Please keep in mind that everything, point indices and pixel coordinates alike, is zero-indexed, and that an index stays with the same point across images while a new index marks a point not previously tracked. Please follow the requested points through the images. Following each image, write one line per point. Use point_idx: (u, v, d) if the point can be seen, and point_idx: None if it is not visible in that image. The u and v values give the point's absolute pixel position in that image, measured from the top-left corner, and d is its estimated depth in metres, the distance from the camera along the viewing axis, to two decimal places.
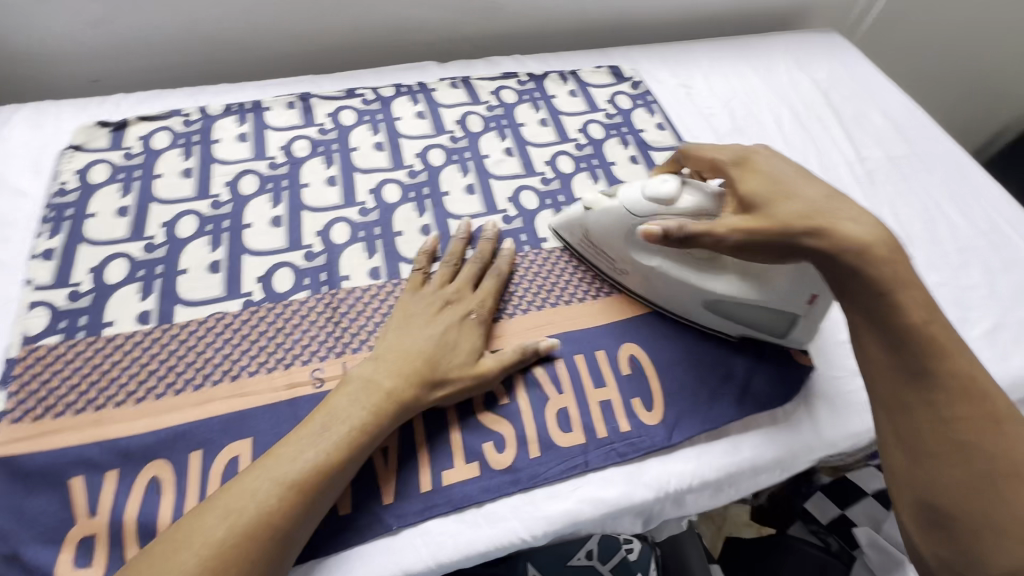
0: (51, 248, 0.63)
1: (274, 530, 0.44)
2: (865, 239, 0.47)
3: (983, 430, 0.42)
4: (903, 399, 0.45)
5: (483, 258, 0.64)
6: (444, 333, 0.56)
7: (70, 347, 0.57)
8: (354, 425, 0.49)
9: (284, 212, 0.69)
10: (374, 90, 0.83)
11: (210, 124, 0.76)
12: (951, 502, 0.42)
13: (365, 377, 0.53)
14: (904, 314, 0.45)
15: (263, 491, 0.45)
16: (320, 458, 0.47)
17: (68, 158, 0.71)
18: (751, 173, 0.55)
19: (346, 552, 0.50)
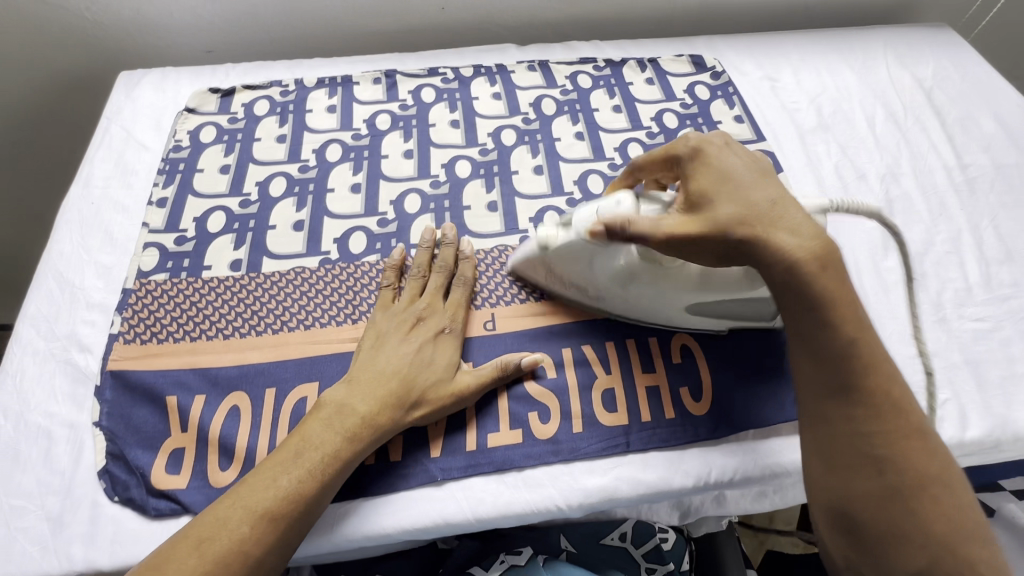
0: (164, 197, 0.71)
1: (250, 558, 0.45)
2: (796, 250, 0.44)
3: (896, 442, 0.43)
4: (824, 414, 0.45)
5: (448, 266, 0.63)
6: (419, 352, 0.56)
7: (174, 285, 0.64)
8: (326, 450, 0.51)
9: (363, 180, 0.74)
10: (454, 70, 0.86)
11: (304, 95, 0.83)
12: (864, 510, 0.43)
13: (342, 396, 0.54)
14: (831, 329, 0.44)
15: (235, 523, 0.46)
16: (293, 484, 0.49)
17: (184, 119, 0.79)
18: (705, 167, 0.50)
19: (395, 494, 0.55)
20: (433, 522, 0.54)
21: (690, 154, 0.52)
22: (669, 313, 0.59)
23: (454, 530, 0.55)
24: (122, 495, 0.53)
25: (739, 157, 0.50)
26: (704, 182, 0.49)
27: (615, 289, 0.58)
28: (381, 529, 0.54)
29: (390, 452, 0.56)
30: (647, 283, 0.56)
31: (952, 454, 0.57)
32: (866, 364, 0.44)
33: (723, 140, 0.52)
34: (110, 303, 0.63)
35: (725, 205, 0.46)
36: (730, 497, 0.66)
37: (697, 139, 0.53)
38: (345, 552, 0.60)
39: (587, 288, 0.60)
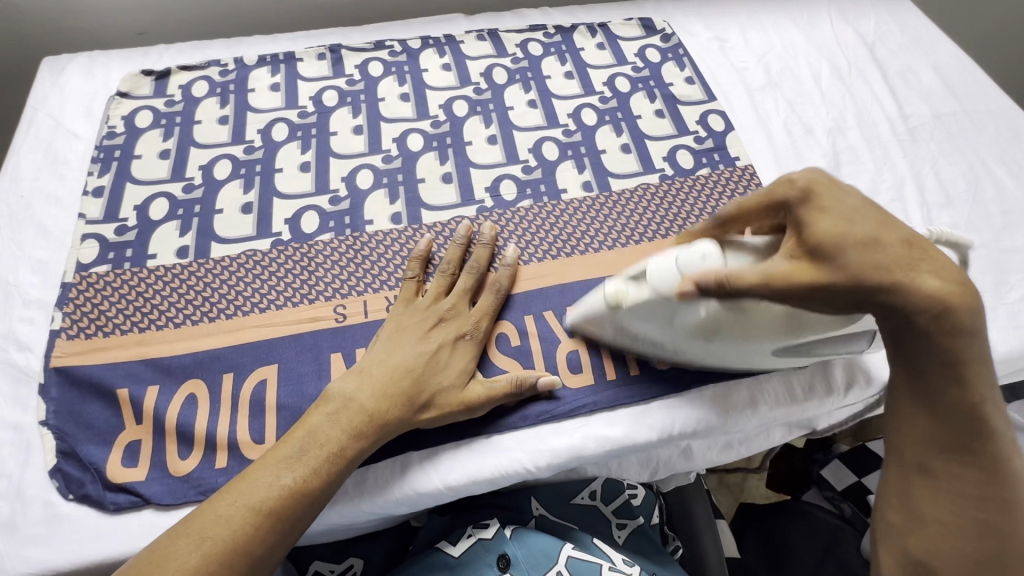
0: (101, 186, 0.68)
1: (248, 553, 0.45)
2: (941, 302, 0.43)
3: (996, 512, 0.44)
4: (929, 467, 0.46)
5: (479, 267, 0.61)
6: (433, 353, 0.55)
7: (118, 276, 0.62)
8: (331, 449, 0.49)
9: (312, 158, 0.72)
10: (401, 42, 0.84)
11: (245, 74, 0.79)
12: (950, 567, 0.45)
13: (352, 397, 0.52)
14: (966, 389, 0.44)
15: (236, 518, 0.45)
16: (297, 483, 0.47)
17: (116, 104, 0.75)
18: (819, 210, 0.45)
19: (362, 470, 0.54)
20: (403, 493, 0.54)
21: (800, 196, 0.46)
22: (754, 356, 0.55)
23: (424, 501, 0.55)
24: (76, 492, 0.51)
25: (855, 195, 0.46)
26: (829, 223, 0.44)
27: (698, 344, 0.53)
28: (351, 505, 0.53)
29: None
30: (733, 339, 0.51)
31: None
32: (986, 427, 0.45)
33: (828, 176, 0.47)
34: (48, 299, 0.60)
35: (855, 251, 0.43)
36: (697, 450, 0.68)
37: (809, 177, 0.47)
38: (316, 536, 0.60)
39: (663, 343, 0.55)
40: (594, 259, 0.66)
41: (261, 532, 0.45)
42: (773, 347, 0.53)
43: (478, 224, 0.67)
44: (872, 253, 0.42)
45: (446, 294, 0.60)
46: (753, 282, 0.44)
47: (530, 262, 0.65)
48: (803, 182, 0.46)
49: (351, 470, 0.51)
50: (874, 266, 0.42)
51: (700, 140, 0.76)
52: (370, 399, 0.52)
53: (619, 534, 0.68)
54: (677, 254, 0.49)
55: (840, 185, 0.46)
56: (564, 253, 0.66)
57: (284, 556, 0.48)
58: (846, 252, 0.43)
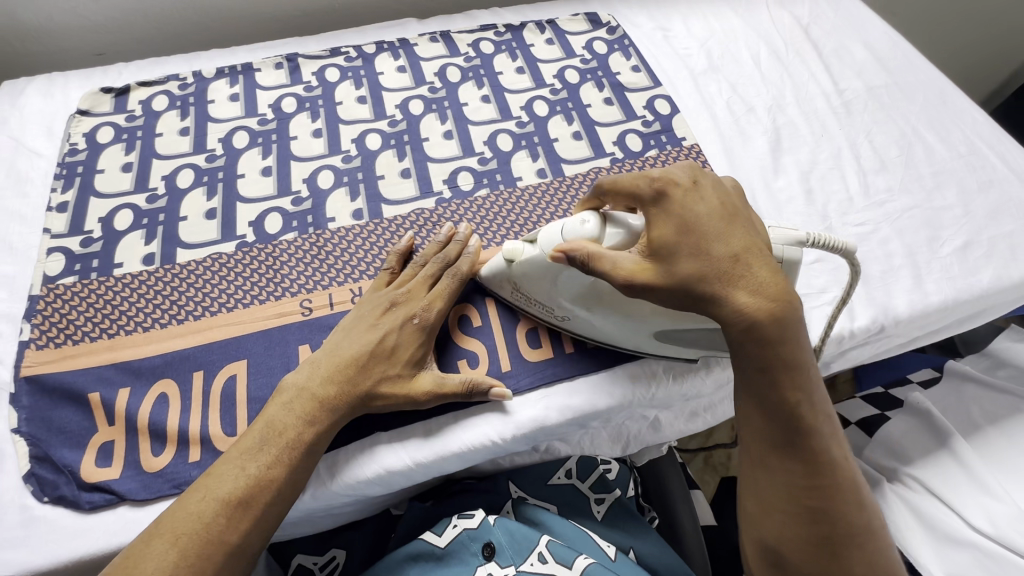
0: (65, 201, 0.69)
1: (219, 544, 0.46)
2: (754, 313, 0.44)
3: (827, 497, 0.47)
4: (766, 463, 0.48)
5: (444, 257, 0.61)
6: (383, 341, 0.56)
7: (84, 286, 0.63)
8: (291, 437, 0.51)
9: (274, 163, 0.74)
10: (357, 48, 0.87)
11: (204, 86, 0.81)
12: (793, 551, 0.48)
13: (306, 383, 0.54)
14: (781, 393, 0.46)
15: (205, 511, 0.47)
16: (262, 472, 0.49)
17: (77, 122, 0.77)
18: (666, 212, 0.48)
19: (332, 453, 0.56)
20: (375, 473, 0.56)
21: (659, 191, 0.48)
22: (637, 339, 0.58)
23: (396, 480, 0.57)
24: (52, 494, 0.52)
25: (712, 201, 0.48)
26: (669, 228, 0.47)
27: (581, 311, 0.57)
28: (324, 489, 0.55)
29: None
30: (604, 314, 0.56)
31: (845, 343, 0.64)
32: (808, 425, 0.46)
33: (689, 177, 0.49)
34: (17, 312, 0.61)
35: (687, 260, 0.46)
36: (665, 421, 0.71)
37: (668, 177, 0.49)
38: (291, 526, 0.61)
39: (553, 308, 0.59)
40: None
41: (230, 522, 0.47)
42: (652, 331, 0.56)
43: (437, 217, 0.70)
44: (699, 262, 0.45)
45: (409, 281, 0.60)
46: (608, 268, 0.48)
47: (489, 248, 0.67)
48: (660, 182, 0.48)
49: (315, 455, 0.52)
50: (697, 271, 0.45)
51: (647, 124, 0.80)
52: (319, 386, 0.54)
53: (598, 510, 0.68)
54: (563, 225, 0.52)
55: (700, 188, 0.48)
56: (519, 239, 0.68)
57: (262, 545, 0.50)
58: (679, 256, 0.46)
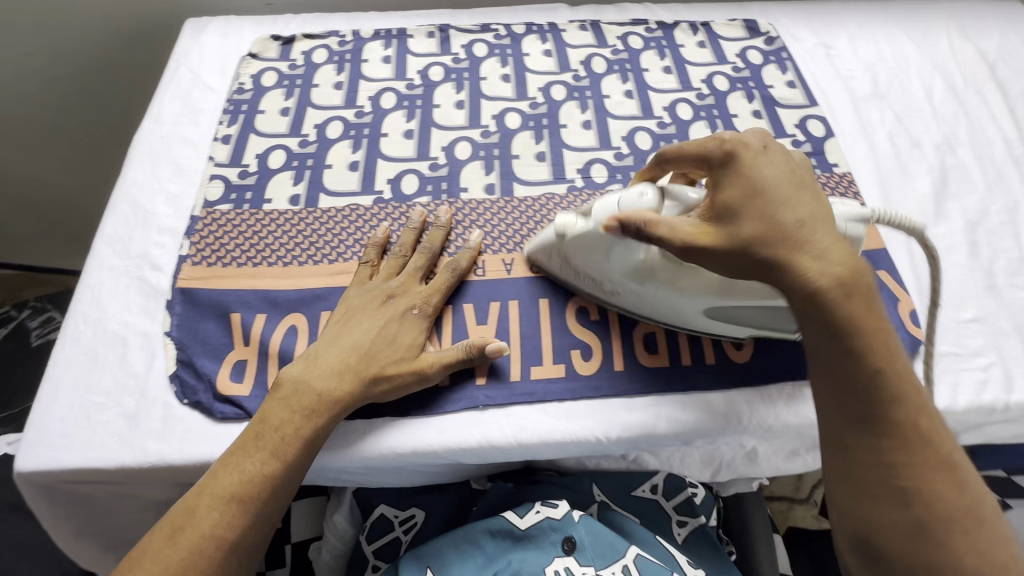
0: (229, 135, 0.75)
1: (222, 540, 0.48)
2: (824, 279, 0.44)
3: (925, 476, 0.43)
4: (845, 442, 0.45)
5: (431, 248, 0.63)
6: (382, 329, 0.57)
7: (238, 215, 0.68)
8: (286, 433, 0.52)
9: (416, 127, 0.76)
10: (507, 27, 0.88)
11: (360, 46, 0.85)
12: (889, 541, 0.43)
13: (314, 363, 0.55)
14: (857, 360, 0.44)
15: (205, 510, 0.49)
16: (263, 469, 0.51)
17: (247, 64, 0.82)
18: (736, 175, 0.48)
19: (387, 419, 0.57)
20: (477, 443, 0.56)
21: (726, 156, 0.49)
22: (687, 314, 0.58)
23: (456, 456, 0.57)
24: (190, 398, 0.57)
25: (780, 163, 0.49)
26: (734, 196, 0.47)
27: (632, 285, 0.57)
28: (379, 447, 0.56)
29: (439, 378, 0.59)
30: (667, 284, 0.55)
31: (995, 416, 0.57)
32: (889, 398, 0.44)
33: (760, 138, 0.50)
34: (179, 228, 0.67)
35: (750, 221, 0.46)
36: (764, 455, 0.67)
37: (734, 140, 0.50)
38: (362, 477, 0.63)
39: (602, 283, 0.59)
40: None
41: (231, 525, 0.49)
42: (706, 306, 0.56)
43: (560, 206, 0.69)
44: (765, 225, 0.45)
45: (399, 273, 0.62)
46: (666, 231, 0.48)
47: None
48: (727, 147, 0.50)
49: (311, 450, 0.53)
50: (760, 237, 0.45)
51: (797, 144, 0.75)
52: (325, 382, 0.54)
53: (679, 532, 0.68)
54: (620, 196, 0.54)
55: (768, 153, 0.49)
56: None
57: (266, 534, 0.52)
58: (739, 222, 0.46)
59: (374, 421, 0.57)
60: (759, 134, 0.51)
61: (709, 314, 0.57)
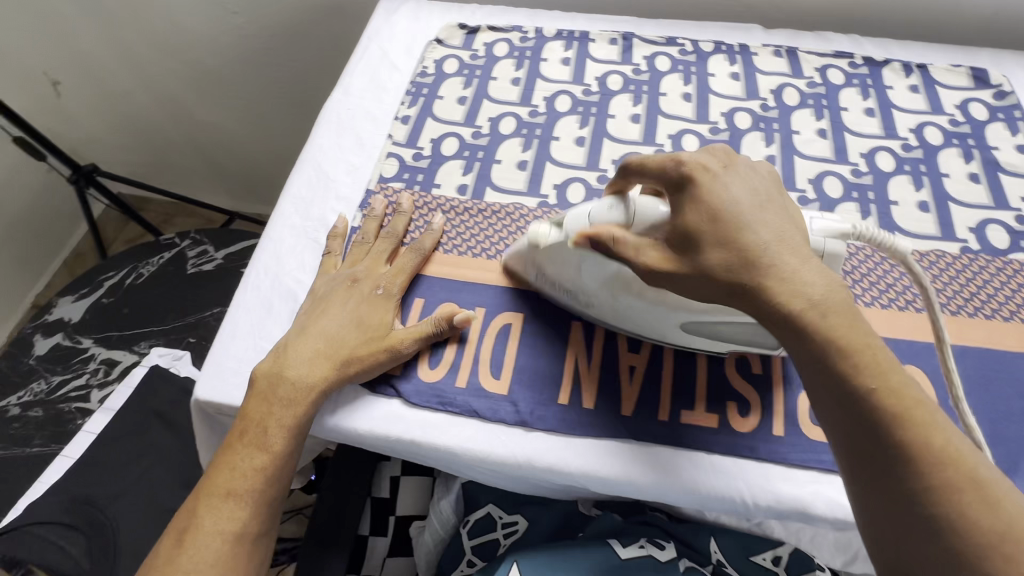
0: (408, 115, 0.78)
1: (225, 534, 0.53)
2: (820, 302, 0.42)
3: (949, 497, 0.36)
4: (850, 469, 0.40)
5: (395, 235, 0.65)
6: (346, 309, 0.60)
7: (409, 195, 0.70)
8: (265, 426, 0.55)
9: (588, 135, 0.75)
10: (694, 43, 0.83)
11: (541, 44, 0.85)
12: None
13: (293, 355, 0.57)
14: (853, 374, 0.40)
15: (207, 510, 0.54)
16: (254, 465, 0.54)
17: (432, 49, 0.85)
18: (697, 199, 0.47)
19: (527, 430, 0.56)
20: (614, 475, 0.54)
21: (686, 176, 0.48)
22: (664, 328, 0.56)
23: (588, 483, 0.56)
24: None
25: (738, 181, 0.48)
26: (701, 219, 0.46)
27: (605, 296, 0.56)
28: (516, 457, 0.55)
29: (583, 400, 0.57)
30: (641, 296, 0.54)
31: None
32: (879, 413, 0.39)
33: (723, 158, 0.50)
34: (354, 198, 0.71)
35: (715, 244, 0.45)
36: None
37: (691, 158, 0.49)
38: (481, 476, 0.63)
39: (577, 293, 0.58)
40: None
41: (232, 519, 0.54)
42: (681, 320, 0.54)
43: None
44: (729, 249, 0.44)
45: (364, 257, 0.64)
46: (629, 251, 0.48)
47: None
48: (686, 167, 0.49)
49: (297, 442, 0.56)
50: (727, 267, 0.44)
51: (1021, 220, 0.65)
52: (317, 369, 0.56)
53: None
54: (592, 209, 0.54)
55: (728, 173, 0.49)
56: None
57: (270, 520, 0.56)
58: (705, 247, 0.45)
59: (514, 428, 0.56)
60: (717, 152, 0.51)
61: (684, 328, 0.55)
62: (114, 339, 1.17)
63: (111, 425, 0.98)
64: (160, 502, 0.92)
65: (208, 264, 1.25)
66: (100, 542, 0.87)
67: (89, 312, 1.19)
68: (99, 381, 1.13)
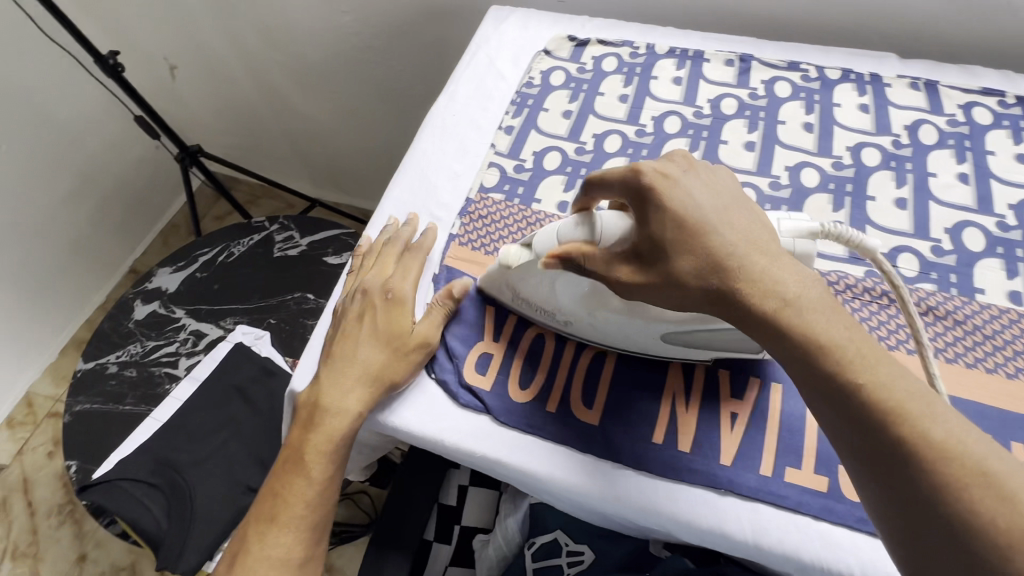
0: (512, 126, 0.77)
1: (275, 561, 0.55)
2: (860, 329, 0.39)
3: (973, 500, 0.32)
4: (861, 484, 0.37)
5: (399, 243, 0.66)
6: (357, 321, 0.59)
7: (508, 207, 0.70)
8: (306, 452, 0.56)
9: (698, 160, 0.72)
10: (819, 69, 0.78)
11: (652, 61, 0.82)
12: None
13: (329, 384, 0.57)
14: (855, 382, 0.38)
15: (257, 538, 0.56)
16: (298, 492, 0.56)
17: (540, 60, 0.84)
18: (660, 209, 0.46)
19: (616, 466, 0.54)
20: (709, 527, 0.51)
21: (648, 186, 0.47)
22: (645, 341, 0.56)
23: (677, 529, 0.53)
24: (437, 374, 0.59)
25: (701, 184, 0.48)
26: (666, 228, 0.46)
27: (586, 313, 0.56)
28: (604, 493, 0.53)
29: (680, 441, 0.54)
30: (621, 311, 0.54)
31: None
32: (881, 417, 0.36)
33: (683, 164, 0.50)
34: (453, 205, 0.71)
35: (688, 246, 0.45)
36: None
37: (652, 167, 0.49)
38: (557, 502, 0.61)
39: (556, 313, 0.58)
40: (933, 368, 0.56)
41: (280, 546, 0.55)
42: (662, 332, 0.54)
43: (850, 289, 0.61)
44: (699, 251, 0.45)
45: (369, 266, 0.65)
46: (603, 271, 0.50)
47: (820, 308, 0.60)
48: (648, 176, 0.48)
49: (337, 466, 0.57)
50: (699, 270, 0.44)
51: None
52: (356, 401, 0.56)
53: None
54: (558, 228, 0.54)
55: (689, 178, 0.48)
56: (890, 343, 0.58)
57: (316, 545, 0.57)
58: (676, 256, 0.45)
59: (604, 462, 0.54)
60: (675, 157, 0.50)
61: (667, 340, 0.55)
62: (203, 312, 1.24)
63: (196, 396, 1.04)
64: (235, 474, 0.97)
65: (294, 250, 1.29)
66: (176, 503, 0.93)
67: (184, 284, 1.27)
68: (187, 351, 1.20)
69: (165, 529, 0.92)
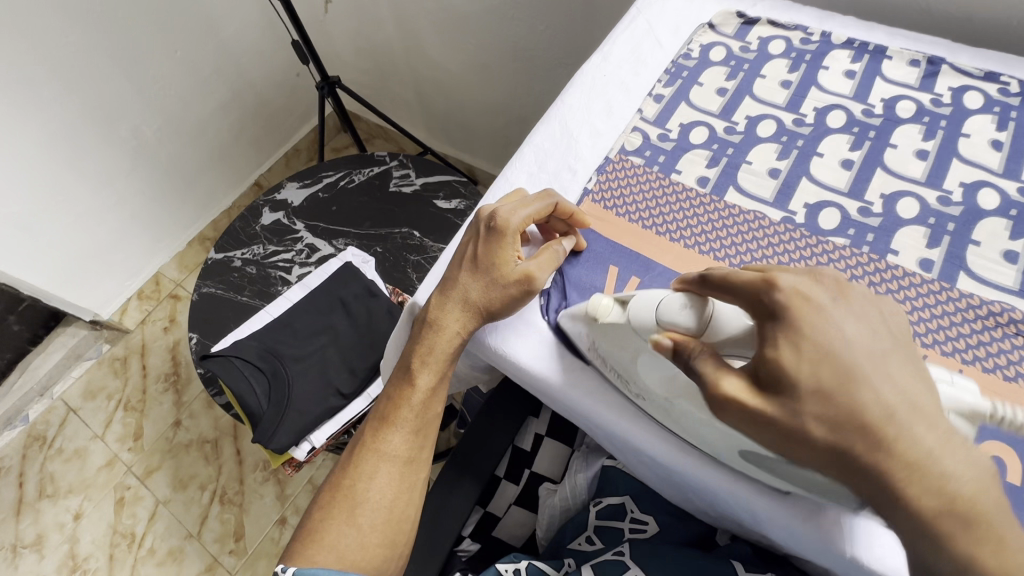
0: (662, 95, 0.76)
1: (383, 452, 0.62)
2: None
3: None
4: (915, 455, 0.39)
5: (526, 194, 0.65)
6: (466, 250, 0.62)
7: (645, 174, 0.70)
8: (412, 361, 0.62)
9: (858, 159, 0.67)
10: (1022, 83, 0.70)
11: (825, 50, 0.77)
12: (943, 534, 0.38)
13: (437, 305, 0.61)
14: None
15: (371, 429, 0.63)
16: (405, 395, 0.62)
17: (702, 33, 0.82)
18: (796, 339, 0.42)
19: None
20: (803, 525, 0.50)
21: (780, 304, 0.43)
22: (719, 447, 0.51)
23: (766, 521, 0.53)
24: (551, 318, 0.62)
25: (851, 316, 0.43)
26: (800, 365, 0.41)
27: (660, 396, 0.52)
28: (700, 468, 0.54)
29: None
30: (701, 411, 0.49)
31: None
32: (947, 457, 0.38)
33: (833, 288, 0.44)
34: (591, 163, 0.72)
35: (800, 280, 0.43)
36: None
37: (792, 283, 0.44)
38: (642, 468, 0.63)
39: (629, 382, 0.54)
40: None
41: (387, 440, 0.62)
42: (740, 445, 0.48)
43: (1013, 324, 0.56)
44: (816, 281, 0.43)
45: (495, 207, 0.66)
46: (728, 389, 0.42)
47: (853, 281, 0.59)
48: (784, 295, 0.43)
49: (441, 378, 0.62)
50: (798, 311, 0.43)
51: None
52: (461, 323, 0.60)
53: None
54: (664, 296, 0.50)
55: (838, 309, 0.43)
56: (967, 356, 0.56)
57: (419, 444, 0.63)
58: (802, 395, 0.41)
59: None
60: (826, 279, 0.45)
61: (744, 456, 0.49)
62: (320, 229, 1.34)
63: (305, 299, 1.13)
64: (328, 377, 1.06)
65: (408, 188, 1.35)
66: (276, 387, 1.03)
67: (307, 201, 1.37)
68: (301, 261, 1.31)
69: (264, 408, 1.02)
